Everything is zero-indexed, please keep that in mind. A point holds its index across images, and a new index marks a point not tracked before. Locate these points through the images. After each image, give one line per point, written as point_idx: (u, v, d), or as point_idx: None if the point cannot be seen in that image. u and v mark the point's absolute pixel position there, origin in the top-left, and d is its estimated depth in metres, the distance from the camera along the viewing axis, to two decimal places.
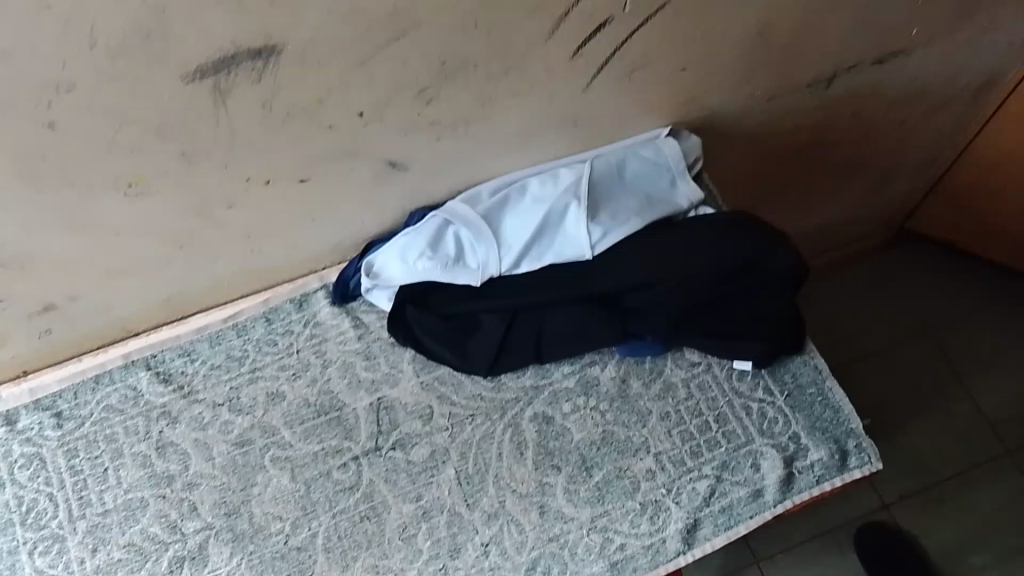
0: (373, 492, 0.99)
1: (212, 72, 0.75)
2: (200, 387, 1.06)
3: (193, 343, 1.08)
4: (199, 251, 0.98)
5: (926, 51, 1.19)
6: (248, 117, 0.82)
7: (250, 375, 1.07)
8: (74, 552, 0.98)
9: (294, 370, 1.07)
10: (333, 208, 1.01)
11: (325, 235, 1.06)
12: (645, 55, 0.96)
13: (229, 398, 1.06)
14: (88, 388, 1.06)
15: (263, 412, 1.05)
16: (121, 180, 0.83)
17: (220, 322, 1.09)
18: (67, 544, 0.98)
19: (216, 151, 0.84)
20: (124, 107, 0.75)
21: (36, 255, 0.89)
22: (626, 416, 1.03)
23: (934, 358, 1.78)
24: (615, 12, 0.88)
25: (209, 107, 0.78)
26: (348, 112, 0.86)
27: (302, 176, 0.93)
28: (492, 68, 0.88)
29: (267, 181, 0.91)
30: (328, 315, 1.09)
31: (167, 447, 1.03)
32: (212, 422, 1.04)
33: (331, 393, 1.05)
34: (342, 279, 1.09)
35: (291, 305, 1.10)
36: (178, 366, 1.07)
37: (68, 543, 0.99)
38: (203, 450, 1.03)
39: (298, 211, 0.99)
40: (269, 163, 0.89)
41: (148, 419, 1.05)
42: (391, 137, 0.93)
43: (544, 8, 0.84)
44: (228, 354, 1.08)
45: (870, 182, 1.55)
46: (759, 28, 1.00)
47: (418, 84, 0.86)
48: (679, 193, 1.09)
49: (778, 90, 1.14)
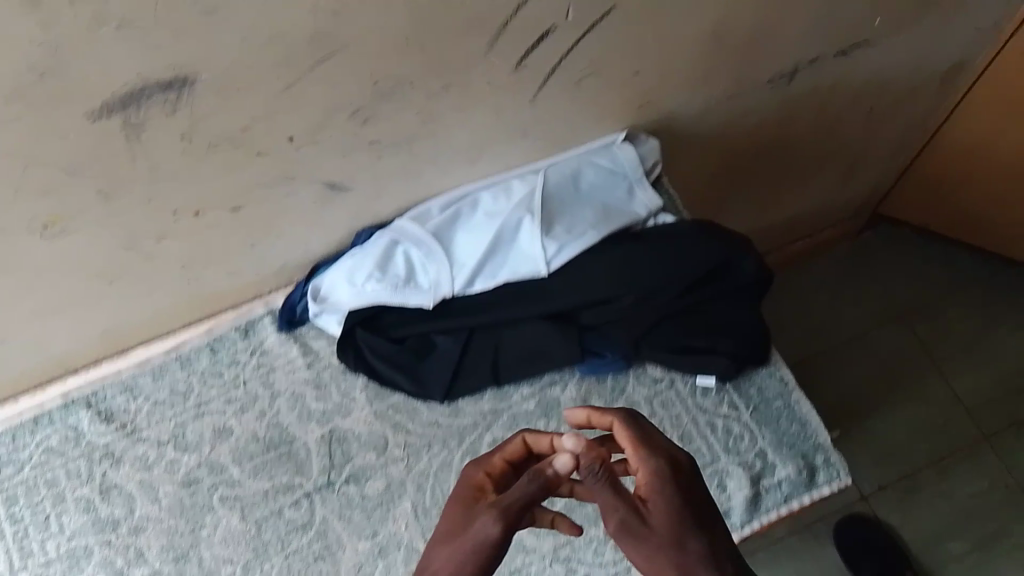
0: (326, 530, 0.96)
1: (121, 107, 0.69)
2: (143, 424, 1.01)
3: (135, 378, 1.03)
4: (131, 288, 0.92)
5: (890, 42, 1.14)
6: (168, 151, 0.76)
7: (195, 410, 1.02)
8: None
9: (242, 403, 1.02)
10: (272, 234, 0.95)
11: (267, 262, 1.00)
12: (595, 62, 0.91)
13: (174, 435, 1.01)
14: (26, 430, 1.01)
15: (210, 449, 1.00)
16: (35, 223, 0.77)
17: (162, 354, 1.04)
18: None
19: (138, 187, 0.78)
20: (28, 148, 0.69)
21: None
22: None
23: (909, 344, 1.75)
24: (559, 21, 0.83)
25: (123, 143, 0.73)
26: (277, 138, 0.81)
27: (235, 205, 0.87)
28: (431, 85, 0.83)
29: (197, 213, 0.86)
30: (276, 343, 1.04)
31: (111, 490, 0.98)
32: (157, 461, 0.99)
33: (280, 426, 1.01)
34: (289, 303, 1.04)
35: (236, 333, 1.05)
36: (120, 404, 1.02)
37: None
38: (149, 492, 0.98)
39: (236, 241, 0.93)
40: (197, 195, 0.83)
41: (90, 461, 0.99)
42: (328, 161, 0.87)
43: (482, 21, 0.78)
44: (172, 388, 1.02)
45: (839, 172, 1.51)
46: (713, 28, 0.95)
47: (351, 105, 0.81)
48: (634, 202, 1.05)
49: (738, 88, 1.09)
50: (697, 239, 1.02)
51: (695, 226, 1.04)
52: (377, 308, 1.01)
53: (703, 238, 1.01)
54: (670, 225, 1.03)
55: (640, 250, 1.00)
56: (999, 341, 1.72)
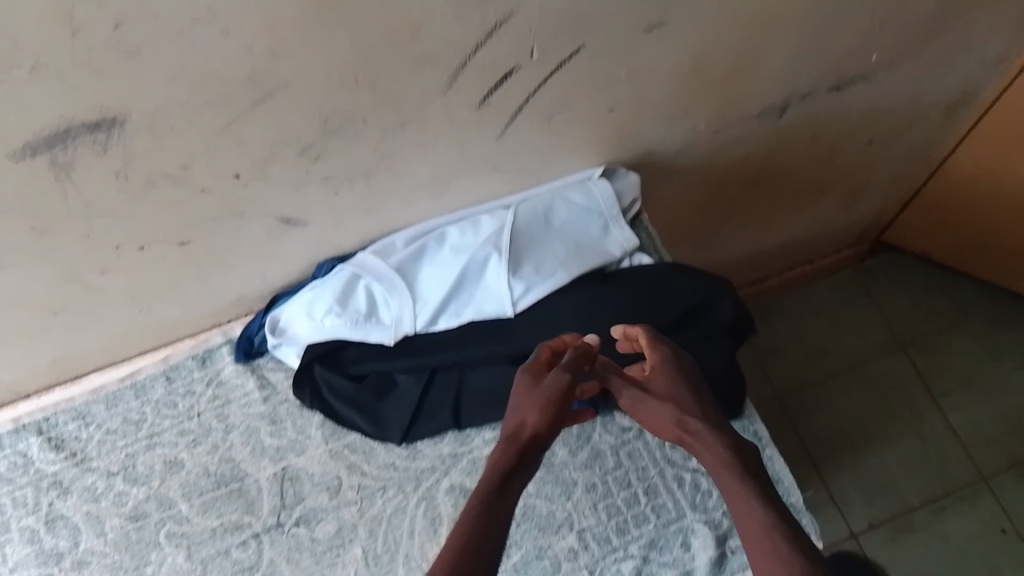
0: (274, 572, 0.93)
1: (45, 148, 0.66)
2: (94, 454, 0.99)
3: (88, 405, 1.01)
4: (79, 315, 0.90)
5: (890, 75, 1.08)
6: (102, 189, 0.72)
7: (147, 442, 0.99)
8: None
9: (194, 436, 1.00)
10: (226, 264, 0.92)
11: (224, 290, 0.97)
12: (563, 98, 0.87)
13: (124, 466, 0.98)
14: None
15: (160, 482, 0.97)
16: None
17: (116, 381, 1.02)
18: None
19: (73, 223, 0.75)
20: None
21: None
22: (550, 488, 0.97)
23: (908, 376, 1.69)
24: (522, 59, 0.78)
25: (51, 183, 0.69)
26: (222, 174, 0.77)
27: (182, 239, 0.84)
28: (385, 122, 0.79)
29: (141, 246, 0.83)
30: (232, 374, 1.02)
31: (57, 521, 0.96)
32: (105, 493, 0.97)
33: (232, 461, 0.98)
34: (246, 334, 1.01)
35: (193, 361, 1.03)
36: (71, 431, 1.00)
37: None
38: (95, 525, 0.96)
39: (187, 271, 0.91)
40: (140, 229, 0.80)
41: (37, 491, 0.97)
42: (280, 195, 0.84)
43: (436, 59, 0.74)
44: (125, 417, 1.00)
45: (838, 201, 1.45)
46: (692, 63, 0.90)
47: (299, 141, 0.77)
48: (608, 241, 1.01)
49: (722, 122, 1.04)
50: (671, 284, 0.98)
51: (671, 269, 1.00)
52: (338, 343, 0.97)
53: (676, 283, 0.98)
54: (644, 267, 1.00)
55: (611, 292, 0.96)
56: (1001, 377, 1.66)
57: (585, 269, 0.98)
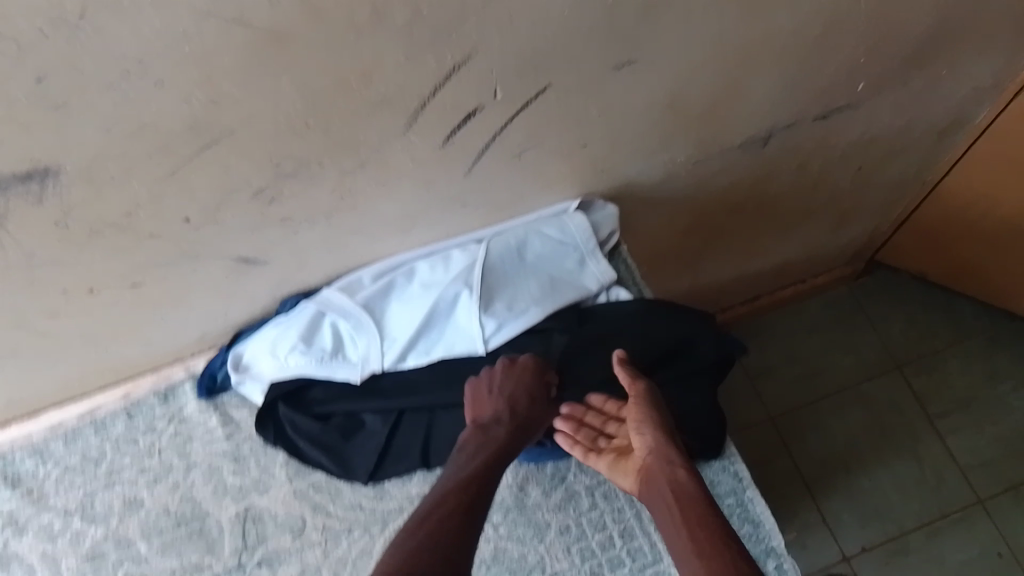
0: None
1: None
2: (51, 492, 0.96)
3: (46, 442, 0.98)
4: (32, 357, 0.88)
5: (878, 104, 1.04)
6: (41, 238, 0.70)
7: (106, 480, 0.97)
8: None
9: (155, 474, 0.97)
10: (183, 304, 0.90)
11: (184, 330, 0.95)
12: (532, 136, 0.83)
13: (83, 504, 0.95)
14: None
15: (118, 521, 0.95)
16: None
17: (75, 417, 1.00)
18: None
19: (13, 272, 0.73)
20: None
21: None
22: (522, 531, 0.93)
23: (903, 398, 1.65)
24: (485, 100, 0.75)
25: None
26: (171, 220, 0.75)
27: (134, 282, 0.82)
28: (343, 164, 0.76)
29: (91, 291, 0.81)
30: (195, 411, 0.99)
31: (11, 562, 0.93)
32: (62, 532, 0.94)
33: (193, 500, 0.95)
34: (209, 370, 0.99)
35: (155, 398, 1.00)
36: (28, 468, 0.97)
37: None
38: (50, 565, 0.92)
39: (143, 311, 0.88)
40: (88, 273, 0.78)
41: None
42: (236, 238, 0.81)
43: (392, 102, 0.71)
44: (85, 454, 0.98)
45: (830, 224, 1.41)
46: (669, 99, 0.86)
47: (251, 185, 0.74)
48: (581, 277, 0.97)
49: (703, 154, 1.00)
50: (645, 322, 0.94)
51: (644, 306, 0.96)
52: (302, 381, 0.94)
53: (651, 321, 0.94)
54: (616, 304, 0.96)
55: (582, 333, 0.93)
56: (997, 400, 1.63)
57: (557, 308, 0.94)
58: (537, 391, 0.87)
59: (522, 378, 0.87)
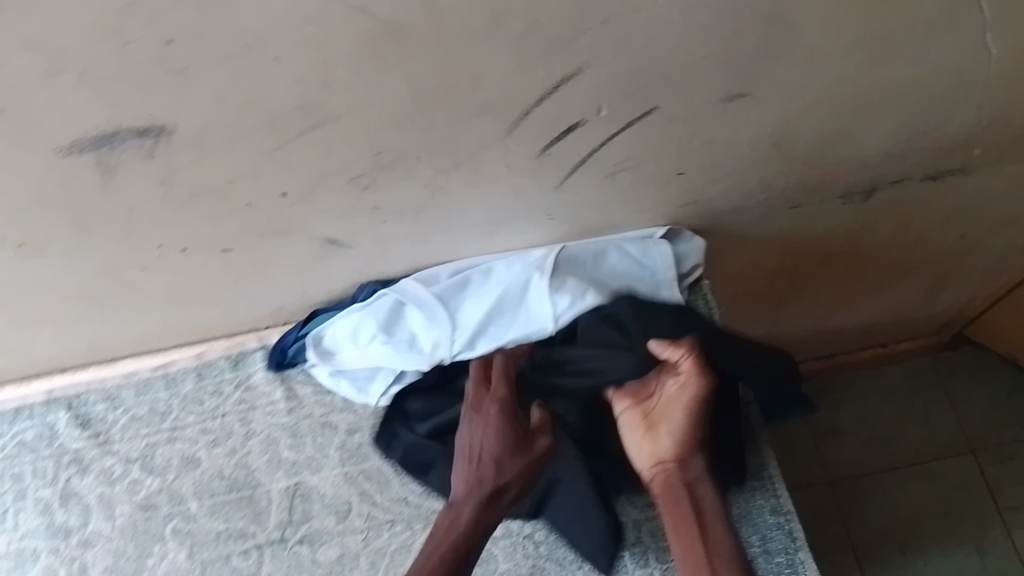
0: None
1: (91, 148, 0.69)
2: (116, 437, 1.00)
3: (118, 389, 1.03)
4: (120, 307, 0.93)
5: (991, 173, 1.00)
6: (145, 194, 0.75)
7: (169, 434, 1.00)
8: None
9: (214, 436, 0.99)
10: (266, 276, 0.93)
11: (263, 301, 0.98)
12: (629, 157, 0.83)
13: (143, 454, 0.99)
14: (6, 419, 1.02)
15: (174, 477, 0.98)
16: (11, 240, 0.79)
17: (148, 369, 1.03)
18: None
19: (116, 221, 0.78)
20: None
21: None
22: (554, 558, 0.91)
23: (975, 481, 1.58)
24: (588, 115, 0.76)
25: (98, 183, 0.73)
26: (268, 192, 0.79)
27: (225, 246, 0.86)
28: (439, 163, 0.78)
29: (183, 249, 0.85)
30: (260, 381, 1.01)
31: (71, 498, 0.98)
32: (121, 478, 0.98)
33: (247, 468, 0.98)
34: (281, 345, 1.00)
35: (225, 362, 1.03)
36: (99, 411, 1.01)
37: None
38: (105, 508, 0.97)
39: (228, 279, 0.92)
40: (184, 232, 0.82)
41: (56, 464, 1.00)
42: (325, 218, 0.84)
43: (494, 107, 0.73)
44: (153, 407, 1.01)
45: (921, 290, 1.36)
46: (772, 138, 0.85)
47: (348, 170, 0.77)
48: (628, 302, 0.90)
49: (800, 199, 0.98)
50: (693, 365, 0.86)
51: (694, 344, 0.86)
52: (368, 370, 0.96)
53: (718, 357, 0.89)
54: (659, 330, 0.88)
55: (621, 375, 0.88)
56: None
57: (625, 330, 0.89)
58: (513, 426, 0.87)
59: (495, 425, 0.87)
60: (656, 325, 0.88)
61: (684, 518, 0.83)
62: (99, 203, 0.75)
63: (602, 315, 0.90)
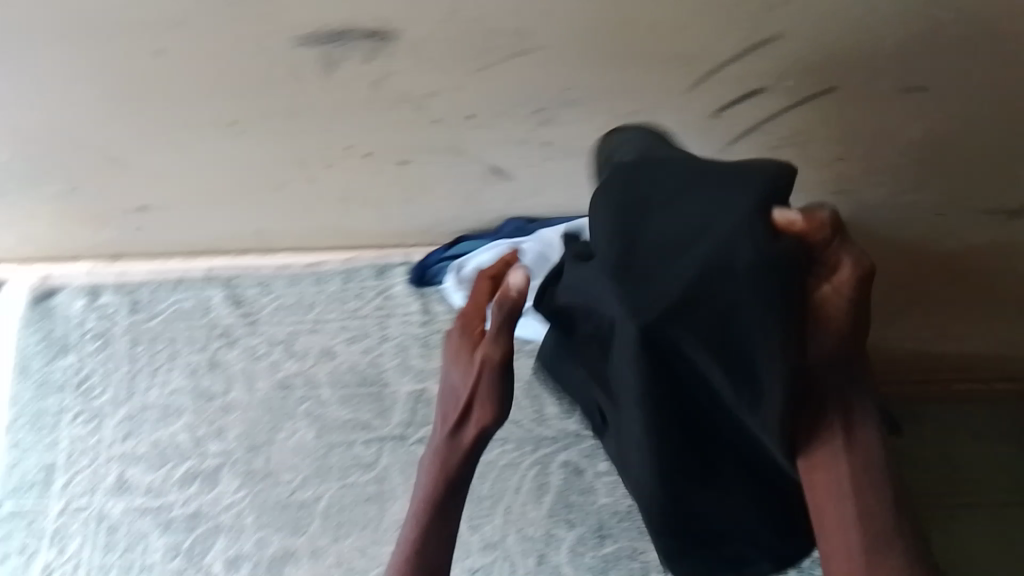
0: (385, 476, 0.99)
1: (323, 40, 0.77)
2: (264, 319, 1.09)
3: (272, 278, 1.11)
4: (293, 198, 1.00)
5: None
6: (352, 92, 0.83)
7: (312, 324, 1.09)
8: (108, 434, 1.04)
9: (353, 334, 1.08)
10: (427, 193, 0.99)
11: (419, 216, 1.05)
12: (800, 133, 0.87)
13: (287, 339, 1.08)
14: (168, 288, 1.12)
15: (311, 364, 1.06)
16: (224, 117, 0.87)
17: (302, 265, 1.11)
18: (105, 422, 1.04)
19: (318, 116, 0.86)
20: (237, 53, 0.79)
21: (133, 163, 0.94)
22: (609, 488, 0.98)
23: None
24: (772, 83, 0.80)
25: (316, 74, 0.81)
26: (458, 111, 0.85)
27: (402, 158, 0.92)
28: (620, 108, 0.83)
29: (368, 153, 0.92)
30: (401, 293, 1.09)
31: (218, 366, 1.07)
32: (263, 357, 1.07)
33: (378, 367, 1.06)
34: (423, 264, 1.08)
35: (370, 270, 1.10)
36: (251, 294, 1.11)
37: (106, 421, 1.04)
38: (247, 381, 1.06)
39: (394, 190, 0.99)
40: (372, 136, 0.89)
41: (208, 334, 1.09)
42: (500, 145, 0.90)
43: (687, 59, 0.78)
44: (300, 298, 1.10)
45: None
46: (939, 137, 0.88)
47: (536, 101, 0.83)
48: (698, 210, 0.57)
49: (948, 207, 0.99)
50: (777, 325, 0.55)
51: (796, 254, 0.54)
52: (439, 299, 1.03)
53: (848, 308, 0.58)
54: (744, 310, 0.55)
55: (668, 320, 0.58)
56: None
57: (710, 257, 0.56)
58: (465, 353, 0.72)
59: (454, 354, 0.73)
60: (720, 256, 0.55)
61: (864, 500, 0.60)
62: (311, 94, 0.83)
63: (628, 258, 0.59)
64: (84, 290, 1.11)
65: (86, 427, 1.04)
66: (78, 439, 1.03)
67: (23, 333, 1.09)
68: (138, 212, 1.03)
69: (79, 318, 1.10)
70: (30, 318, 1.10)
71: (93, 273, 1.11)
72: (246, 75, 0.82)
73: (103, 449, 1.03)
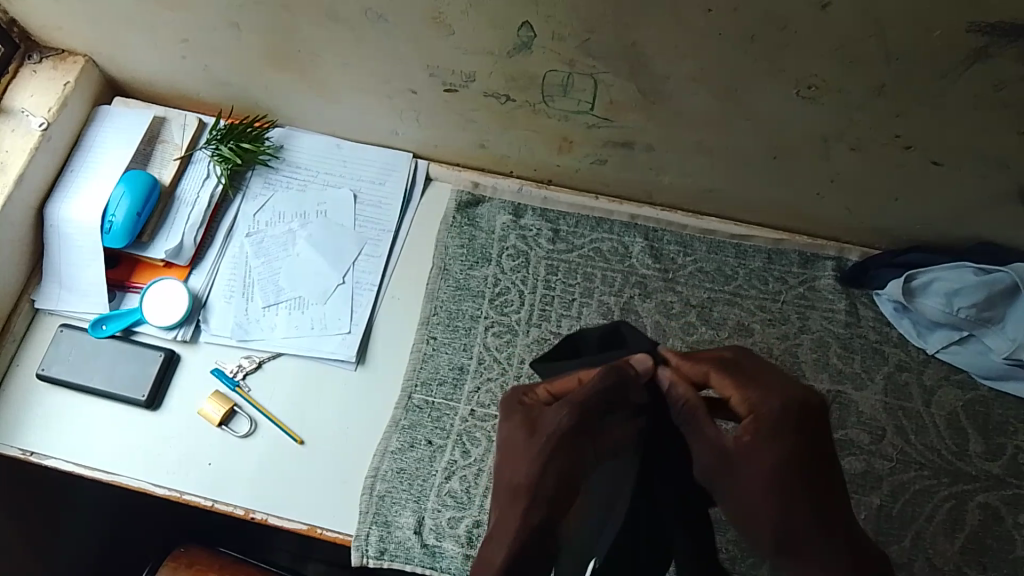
0: (796, 353, 1.02)
1: (998, 34, 0.70)
2: (682, 280, 1.05)
3: (693, 239, 1.07)
4: (786, 168, 0.95)
5: None
6: (970, 87, 0.77)
7: (729, 297, 1.05)
8: (533, 262, 1.07)
9: (771, 317, 1.04)
10: (920, 198, 0.95)
11: (884, 218, 1.01)
12: None
13: (703, 304, 1.04)
14: (589, 224, 1.08)
15: (727, 337, 1.03)
16: (809, 79, 0.81)
17: (728, 234, 1.07)
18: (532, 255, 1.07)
19: (908, 100, 0.81)
20: (894, 25, 0.72)
21: (672, 100, 0.88)
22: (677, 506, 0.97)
23: None
24: None
25: (948, 64, 0.75)
26: None
27: (937, 159, 0.88)
28: None
29: (908, 146, 0.87)
30: (829, 288, 1.05)
31: (630, 314, 1.04)
32: (677, 316, 1.03)
33: (796, 357, 1.02)
34: (866, 266, 1.05)
35: (797, 256, 1.06)
36: (671, 251, 1.07)
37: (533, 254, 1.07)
38: (659, 335, 1.02)
39: (895, 185, 0.94)
40: (932, 131, 0.84)
41: (625, 280, 1.05)
42: None
43: None
44: (720, 267, 1.06)
45: None
46: None
47: None
48: None
49: None
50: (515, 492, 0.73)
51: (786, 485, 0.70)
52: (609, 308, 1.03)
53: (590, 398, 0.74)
54: None
55: None
56: None
57: None
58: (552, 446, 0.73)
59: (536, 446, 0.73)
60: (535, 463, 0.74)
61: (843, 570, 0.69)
62: (916, 76, 0.77)
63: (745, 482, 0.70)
64: (507, 207, 1.10)
65: (515, 260, 1.07)
66: (503, 271, 1.06)
67: (444, 234, 1.08)
68: (615, 145, 0.98)
69: (500, 234, 1.08)
70: (454, 221, 1.09)
71: (522, 190, 1.10)
72: (875, 44, 0.75)
73: (521, 284, 1.06)
